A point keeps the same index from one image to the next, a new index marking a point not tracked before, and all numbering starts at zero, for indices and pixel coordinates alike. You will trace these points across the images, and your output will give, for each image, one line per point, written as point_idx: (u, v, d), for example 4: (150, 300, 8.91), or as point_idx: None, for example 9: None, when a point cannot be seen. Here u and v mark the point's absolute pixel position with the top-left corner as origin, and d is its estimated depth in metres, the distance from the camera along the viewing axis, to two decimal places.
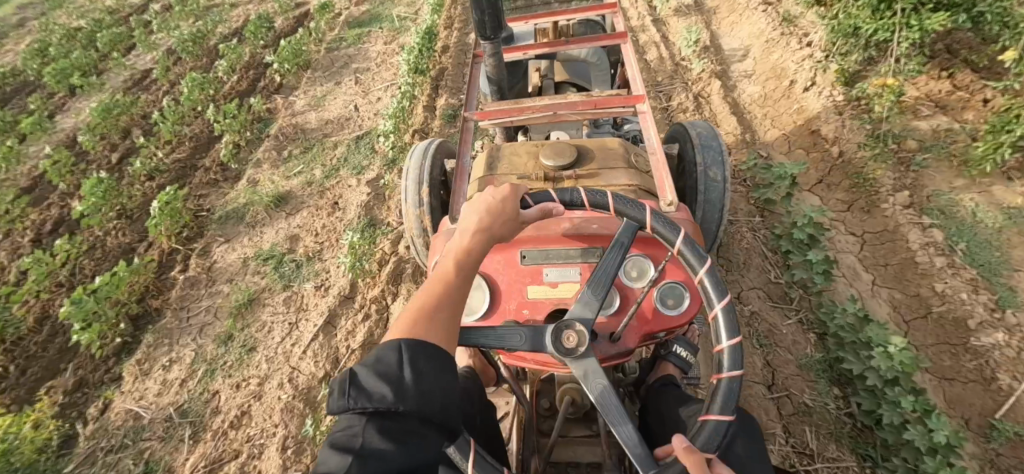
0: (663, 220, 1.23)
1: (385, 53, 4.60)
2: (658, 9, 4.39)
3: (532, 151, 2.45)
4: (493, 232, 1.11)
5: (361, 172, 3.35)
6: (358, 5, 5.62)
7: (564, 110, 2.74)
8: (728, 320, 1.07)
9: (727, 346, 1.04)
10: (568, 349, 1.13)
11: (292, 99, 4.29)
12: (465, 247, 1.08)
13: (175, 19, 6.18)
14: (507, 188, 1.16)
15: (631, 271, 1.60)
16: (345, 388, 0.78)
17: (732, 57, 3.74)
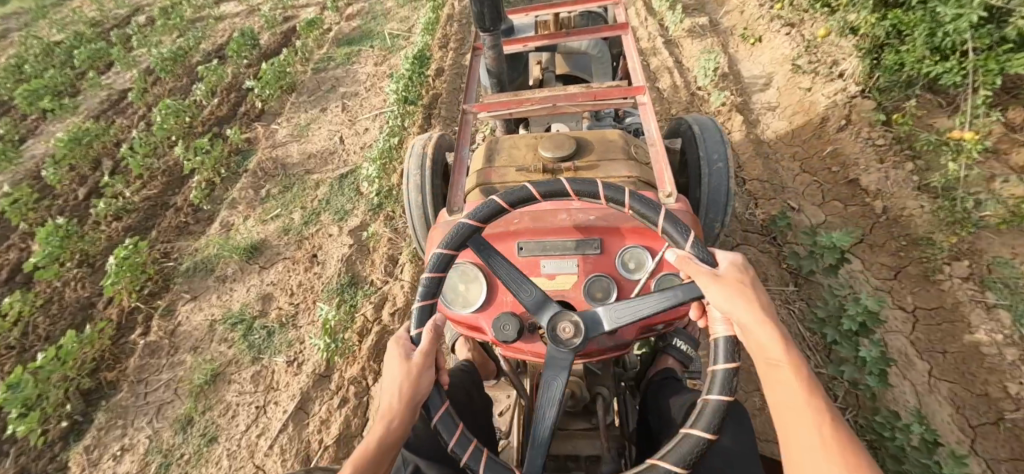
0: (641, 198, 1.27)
1: (375, 76, 4.29)
2: (669, 28, 4.06)
3: (532, 145, 2.47)
4: (403, 402, 1.17)
5: (344, 218, 3.02)
6: (348, 21, 5.31)
7: (562, 102, 2.70)
8: (673, 224, 1.22)
9: (687, 244, 1.19)
10: (565, 341, 1.23)
11: (273, 127, 3.98)
12: (386, 432, 1.15)
13: (157, 34, 5.89)
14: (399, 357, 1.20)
15: (629, 263, 1.56)
16: None
17: (752, 86, 3.42)
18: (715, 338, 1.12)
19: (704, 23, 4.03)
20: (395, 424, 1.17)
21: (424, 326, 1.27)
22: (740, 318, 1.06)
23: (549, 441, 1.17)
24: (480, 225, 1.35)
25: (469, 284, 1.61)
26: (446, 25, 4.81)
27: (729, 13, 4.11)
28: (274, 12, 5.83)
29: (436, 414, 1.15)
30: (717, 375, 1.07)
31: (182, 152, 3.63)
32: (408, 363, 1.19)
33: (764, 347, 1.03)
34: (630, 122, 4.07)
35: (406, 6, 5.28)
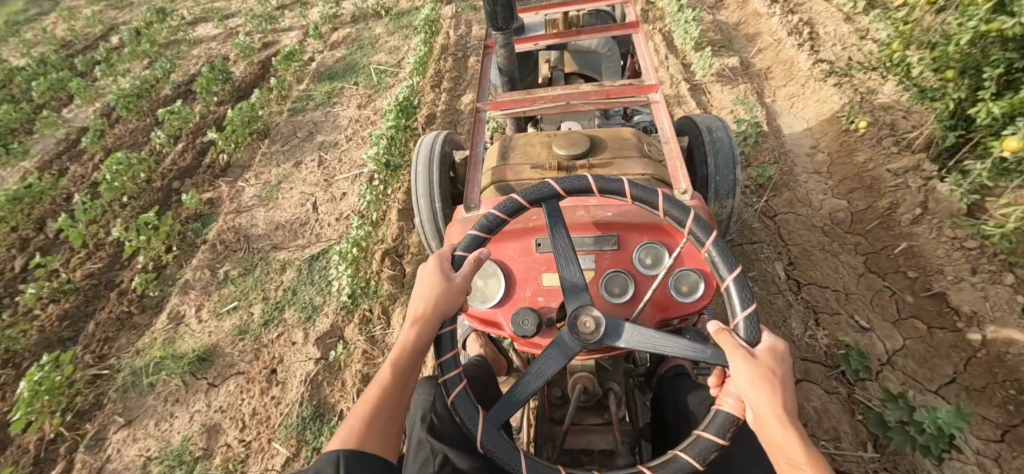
0: (726, 253, 1.28)
1: (358, 121, 3.76)
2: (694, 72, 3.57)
3: (547, 142, 2.57)
4: (436, 312, 1.33)
5: (312, 320, 2.51)
6: (332, 51, 4.80)
7: (575, 101, 2.77)
8: (740, 288, 1.21)
9: (743, 315, 1.18)
10: (583, 335, 1.29)
11: (239, 184, 3.46)
12: (412, 334, 1.31)
13: (125, 61, 5.36)
14: (431, 273, 1.37)
15: (646, 259, 1.69)
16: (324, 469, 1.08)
17: (796, 143, 2.93)
18: (717, 407, 1.15)
19: (734, 65, 3.53)
20: (425, 330, 1.32)
21: (468, 252, 1.43)
22: (756, 405, 1.08)
23: (520, 402, 1.25)
24: (564, 194, 1.43)
25: (489, 280, 1.77)
26: (438, 59, 4.29)
27: (763, 55, 3.61)
28: (254, 40, 5.33)
29: (447, 328, 1.33)
30: (701, 438, 1.12)
31: (121, 232, 3.08)
32: (439, 279, 1.37)
33: (780, 446, 1.04)
34: (640, 119, 3.76)
35: (396, 34, 4.77)
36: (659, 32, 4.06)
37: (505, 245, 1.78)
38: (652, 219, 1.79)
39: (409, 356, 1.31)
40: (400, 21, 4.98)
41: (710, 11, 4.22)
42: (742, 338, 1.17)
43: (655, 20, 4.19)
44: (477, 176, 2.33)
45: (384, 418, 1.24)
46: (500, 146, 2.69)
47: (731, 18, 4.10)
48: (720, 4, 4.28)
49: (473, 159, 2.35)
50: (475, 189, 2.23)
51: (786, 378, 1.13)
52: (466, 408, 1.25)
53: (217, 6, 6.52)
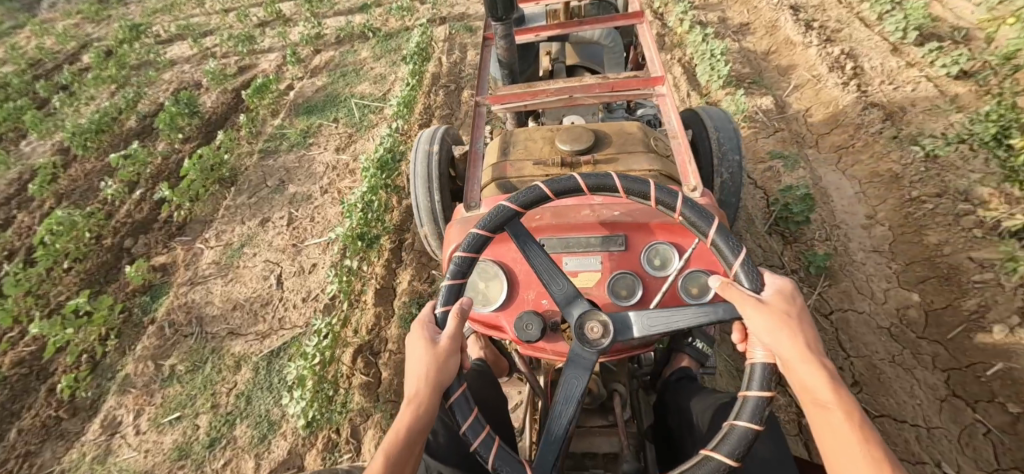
0: (699, 210, 1.22)
1: (335, 168, 3.29)
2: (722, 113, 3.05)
3: (549, 137, 2.40)
4: (430, 381, 1.17)
5: (267, 443, 2.08)
6: (311, 78, 4.33)
7: (577, 93, 2.50)
8: (724, 237, 1.15)
9: (737, 261, 1.13)
10: (593, 341, 1.18)
11: (197, 246, 3.01)
12: (409, 416, 1.16)
13: (89, 87, 4.90)
14: (422, 342, 1.21)
15: (654, 259, 1.53)
16: None
17: (847, 209, 2.47)
18: (750, 363, 1.05)
19: (766, 107, 3.06)
20: (421, 407, 1.17)
21: (449, 306, 1.25)
22: (780, 350, 1.01)
23: (562, 439, 1.11)
24: (523, 210, 1.31)
25: (489, 282, 1.65)
26: (428, 92, 3.82)
27: (801, 92, 3.13)
28: (229, 65, 4.88)
29: (456, 392, 1.17)
30: (748, 400, 1.01)
31: (52, 322, 2.63)
32: (429, 344, 1.21)
33: (809, 389, 0.96)
34: (644, 112, 3.68)
35: (382, 61, 4.30)
36: (678, 62, 3.59)
37: (504, 246, 1.64)
38: (661, 213, 1.60)
39: (409, 443, 1.14)
40: (388, 44, 4.51)
41: (734, 36, 3.73)
42: (747, 287, 1.11)
43: (672, 48, 3.75)
44: (475, 176, 2.25)
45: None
46: (499, 140, 2.52)
47: (758, 46, 3.62)
48: (745, 27, 3.80)
49: (470, 156, 2.27)
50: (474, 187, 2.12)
51: (802, 311, 1.07)
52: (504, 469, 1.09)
53: (195, 22, 6.08)
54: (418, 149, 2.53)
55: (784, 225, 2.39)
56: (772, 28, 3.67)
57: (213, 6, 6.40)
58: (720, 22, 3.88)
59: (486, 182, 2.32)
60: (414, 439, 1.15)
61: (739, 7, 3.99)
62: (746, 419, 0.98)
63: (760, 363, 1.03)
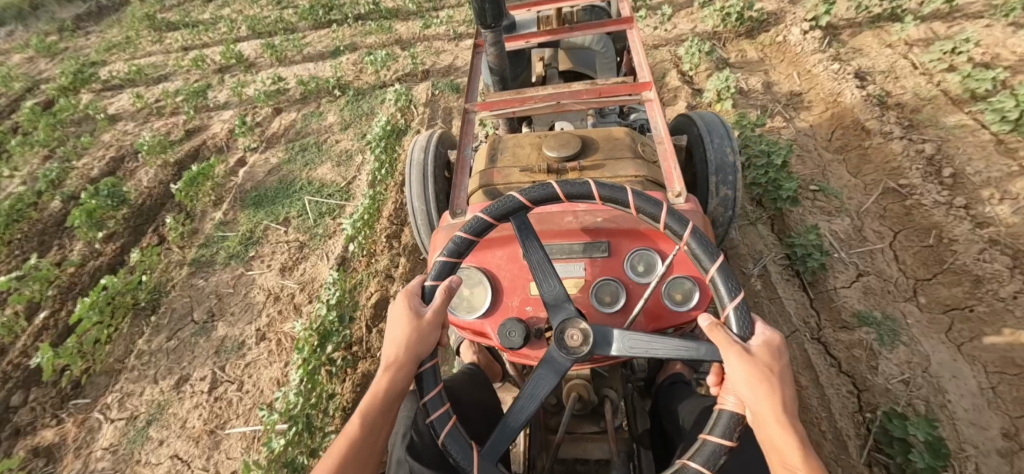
0: (705, 243, 1.18)
1: (276, 300, 2.55)
2: (792, 253, 2.17)
3: (537, 144, 2.30)
4: (409, 349, 1.20)
5: None
6: (266, 150, 3.59)
7: (566, 99, 2.51)
8: (725, 277, 1.10)
9: (733, 305, 1.07)
10: (571, 349, 1.17)
11: (95, 417, 2.32)
12: (386, 379, 1.20)
13: (12, 153, 4.18)
14: (403, 311, 1.24)
15: (637, 266, 1.51)
16: None
17: (976, 418, 1.72)
18: (719, 408, 1.02)
19: (841, 231, 2.29)
20: (397, 375, 1.21)
21: (439, 281, 1.28)
22: (753, 403, 0.99)
23: (516, 430, 1.15)
24: (530, 205, 1.29)
25: (473, 288, 1.57)
26: (400, 187, 3.00)
27: (884, 204, 2.38)
28: (175, 127, 4.15)
29: (428, 363, 1.21)
30: (707, 443, 0.99)
31: None
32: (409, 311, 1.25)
33: (779, 451, 0.95)
34: (637, 118, 3.46)
35: (349, 131, 3.55)
36: None
37: (489, 251, 1.58)
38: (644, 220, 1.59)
39: (381, 408, 1.20)
40: (358, 107, 3.74)
41: (784, 112, 2.95)
42: (736, 334, 1.07)
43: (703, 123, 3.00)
44: (462, 180, 2.16)
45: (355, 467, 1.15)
46: (488, 146, 2.40)
47: (819, 129, 2.81)
48: (797, 97, 3.02)
49: (458, 162, 2.22)
50: (461, 194, 2.06)
51: (784, 371, 1.04)
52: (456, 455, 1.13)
53: (152, 63, 5.37)
54: (413, 151, 2.60)
55: (896, 467, 1.60)
56: (835, 103, 2.88)
57: (173, 42, 5.68)
58: (765, 90, 3.11)
59: (473, 190, 2.21)
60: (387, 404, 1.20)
61: (786, 69, 3.23)
62: (700, 461, 0.97)
63: (728, 410, 1.00)
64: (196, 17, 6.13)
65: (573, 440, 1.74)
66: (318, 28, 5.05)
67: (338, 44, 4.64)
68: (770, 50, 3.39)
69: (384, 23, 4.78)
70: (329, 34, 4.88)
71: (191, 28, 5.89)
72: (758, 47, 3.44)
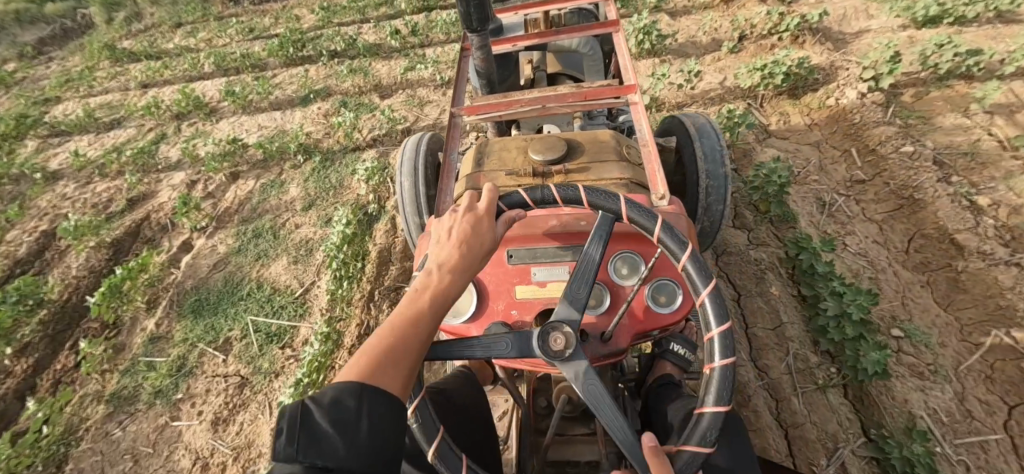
0: (727, 390, 0.95)
1: (202, 472, 2.00)
2: (884, 459, 1.57)
3: (524, 146, 2.24)
4: (474, 233, 1.02)
5: None
6: (214, 234, 3.01)
7: (552, 102, 2.32)
8: (709, 425, 0.94)
9: (692, 449, 0.94)
10: (552, 354, 1.04)
11: None
12: (447, 255, 0.98)
13: None
14: (485, 211, 1.06)
15: (622, 268, 1.40)
16: (295, 433, 0.70)
17: None
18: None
19: (941, 409, 1.71)
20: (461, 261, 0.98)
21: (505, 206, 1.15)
22: None
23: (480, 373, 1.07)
24: (563, 203, 1.19)
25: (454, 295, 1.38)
26: (367, 304, 2.39)
27: (990, 361, 1.81)
28: (118, 193, 3.57)
29: None
30: None
31: None
32: (476, 209, 1.07)
33: None
34: (625, 119, 3.26)
35: (311, 212, 2.93)
36: (774, 268, 2.13)
37: None
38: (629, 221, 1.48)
39: (445, 300, 0.94)
40: (324, 178, 3.13)
41: (846, 204, 2.37)
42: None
43: (742, 209, 2.40)
44: (448, 183, 2.06)
45: (403, 371, 0.83)
46: (475, 150, 2.35)
47: (893, 234, 2.24)
48: (859, 186, 2.43)
49: (444, 164, 2.11)
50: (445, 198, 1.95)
51: None
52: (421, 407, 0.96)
53: (106, 103, 4.78)
54: (403, 155, 2.53)
55: None
56: (911, 199, 2.29)
57: (131, 77, 5.08)
58: (818, 174, 2.51)
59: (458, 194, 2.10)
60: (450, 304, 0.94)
61: (840, 142, 2.64)
62: None
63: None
64: (161, 46, 5.53)
65: (562, 441, 1.68)
66: (290, 65, 4.46)
67: (308, 88, 4.04)
68: (821, 114, 2.79)
69: (362, 63, 4.19)
70: (301, 75, 4.29)
71: (155, 60, 5.31)
72: (804, 111, 2.85)
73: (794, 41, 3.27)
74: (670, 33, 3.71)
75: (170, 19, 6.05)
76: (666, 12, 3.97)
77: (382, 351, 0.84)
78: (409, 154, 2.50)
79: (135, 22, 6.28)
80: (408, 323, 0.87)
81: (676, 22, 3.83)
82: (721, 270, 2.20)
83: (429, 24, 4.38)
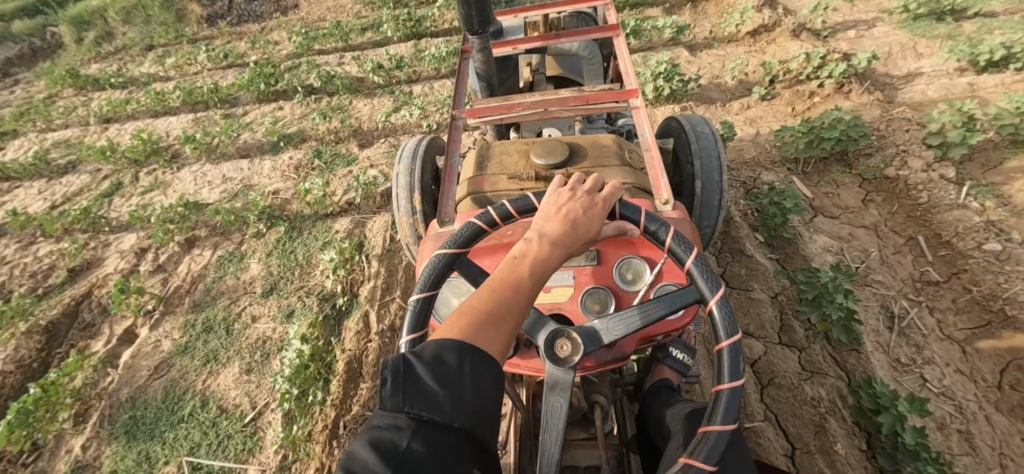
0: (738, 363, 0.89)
1: None
2: None
3: (525, 151, 1.94)
4: (577, 218, 0.99)
5: None
6: (160, 324, 2.57)
7: (554, 106, 2.03)
8: (729, 400, 0.86)
9: (714, 431, 0.84)
10: (562, 361, 0.96)
11: None
12: (551, 234, 0.96)
13: None
14: (601, 200, 1.03)
15: (626, 272, 1.26)
16: (398, 381, 0.75)
17: None
18: None
19: None
20: (564, 241, 0.96)
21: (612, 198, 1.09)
22: None
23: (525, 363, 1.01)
24: None
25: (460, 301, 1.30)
26: (329, 439, 1.93)
27: None
28: (60, 259, 3.10)
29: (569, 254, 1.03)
30: None
31: None
32: (587, 197, 1.03)
33: None
34: (625, 121, 2.92)
35: (271, 300, 2.49)
36: (839, 414, 1.68)
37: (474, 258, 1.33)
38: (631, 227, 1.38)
39: (543, 274, 0.93)
40: (289, 252, 2.68)
41: (919, 317, 1.92)
42: (699, 459, 0.83)
43: (791, 319, 1.95)
44: (448, 188, 1.74)
45: (502, 333, 0.84)
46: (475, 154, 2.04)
47: (980, 360, 1.78)
48: (930, 288, 1.99)
49: (445, 168, 1.82)
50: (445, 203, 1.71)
51: None
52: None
53: (63, 141, 4.31)
54: (402, 154, 2.32)
55: None
56: (1002, 314, 1.84)
57: (93, 109, 4.61)
58: (880, 270, 2.07)
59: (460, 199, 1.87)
60: (542, 284, 0.93)
61: (903, 226, 2.20)
62: None
63: None
64: (128, 72, 5.06)
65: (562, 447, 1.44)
66: (262, 102, 3.99)
67: (279, 133, 3.57)
68: (879, 187, 2.34)
69: (341, 101, 3.72)
70: (274, 115, 3.82)
71: (120, 89, 4.83)
72: (856, 180, 2.39)
73: (839, 89, 2.79)
74: (691, 74, 3.24)
75: (141, 41, 5.58)
76: (684, 45, 3.51)
77: (476, 317, 0.84)
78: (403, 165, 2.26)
79: (105, 42, 5.80)
80: (501, 296, 0.87)
81: (696, 58, 3.36)
82: (768, 409, 1.76)
83: (417, 57, 3.92)
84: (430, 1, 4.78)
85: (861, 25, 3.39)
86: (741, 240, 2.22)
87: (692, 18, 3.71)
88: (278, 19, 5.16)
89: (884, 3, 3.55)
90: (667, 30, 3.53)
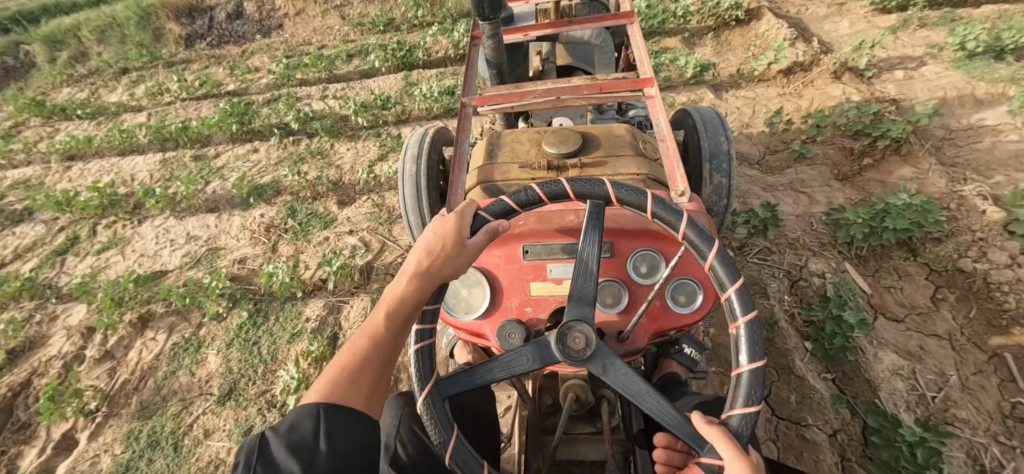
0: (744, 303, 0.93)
1: None
2: None
3: (536, 139, 1.75)
4: (436, 248, 1.01)
5: None
6: (101, 431, 2.19)
7: (567, 94, 1.85)
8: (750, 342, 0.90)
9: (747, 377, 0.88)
10: (574, 354, 0.98)
11: None
12: (411, 273, 0.99)
13: None
14: (455, 214, 1.04)
15: (640, 265, 1.24)
16: (251, 463, 0.71)
17: None
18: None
19: None
20: (425, 275, 0.99)
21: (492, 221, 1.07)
22: None
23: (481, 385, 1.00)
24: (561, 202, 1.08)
25: (471, 288, 1.30)
26: None
27: None
28: None
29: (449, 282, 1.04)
30: None
31: None
32: (445, 224, 1.05)
33: None
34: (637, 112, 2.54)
35: (227, 408, 2.12)
36: None
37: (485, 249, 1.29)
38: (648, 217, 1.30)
39: (408, 313, 0.97)
40: (251, 344, 2.31)
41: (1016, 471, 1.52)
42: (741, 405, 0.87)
43: (856, 470, 1.56)
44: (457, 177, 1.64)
45: (366, 379, 0.89)
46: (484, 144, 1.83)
47: None
48: None
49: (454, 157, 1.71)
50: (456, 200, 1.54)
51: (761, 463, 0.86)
52: (440, 418, 0.94)
53: (21, 181, 3.91)
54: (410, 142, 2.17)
55: None
56: None
57: (57, 143, 4.21)
58: (959, 397, 1.68)
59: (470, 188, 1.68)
60: (409, 316, 0.97)
61: (984, 336, 1.80)
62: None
63: None
64: (100, 100, 4.68)
65: (567, 441, 1.31)
66: (235, 142, 3.61)
67: (250, 184, 3.17)
68: (952, 284, 1.94)
69: (322, 144, 3.34)
70: (248, 158, 3.44)
71: (88, 120, 4.45)
72: (921, 271, 2.00)
73: (894, 150, 2.39)
74: None
75: (115, 63, 5.19)
76: (707, 85, 3.10)
77: (345, 369, 0.89)
78: (406, 170, 2.06)
79: (79, 62, 5.41)
80: (369, 342, 0.92)
81: (722, 102, 2.96)
82: None
83: (407, 92, 3.54)
84: (423, 24, 4.38)
85: (908, 62, 2.98)
86: (788, 354, 1.83)
87: (715, 51, 3.34)
88: (260, 41, 4.78)
89: (933, 35, 3.14)
90: (689, 68, 3.12)
